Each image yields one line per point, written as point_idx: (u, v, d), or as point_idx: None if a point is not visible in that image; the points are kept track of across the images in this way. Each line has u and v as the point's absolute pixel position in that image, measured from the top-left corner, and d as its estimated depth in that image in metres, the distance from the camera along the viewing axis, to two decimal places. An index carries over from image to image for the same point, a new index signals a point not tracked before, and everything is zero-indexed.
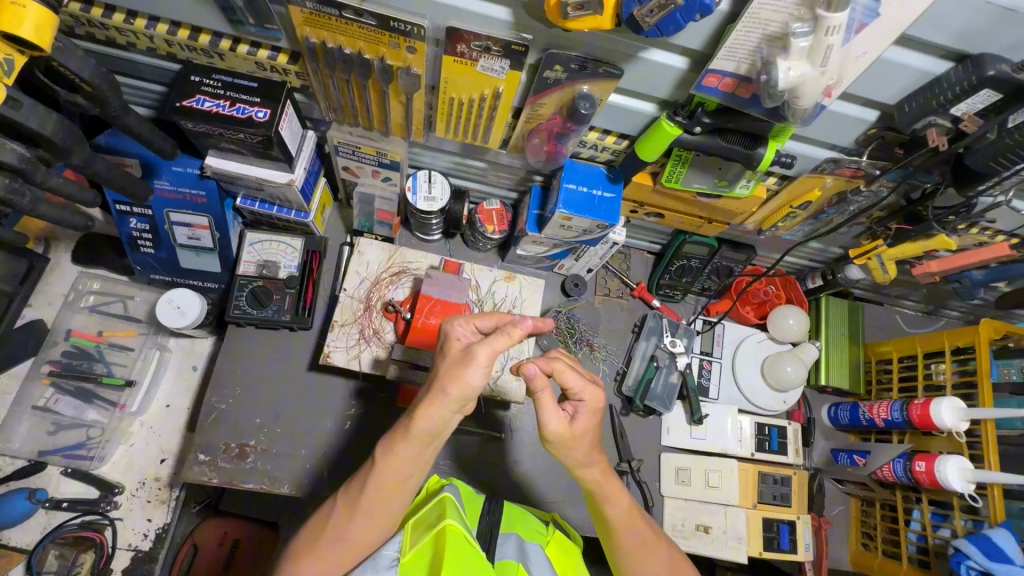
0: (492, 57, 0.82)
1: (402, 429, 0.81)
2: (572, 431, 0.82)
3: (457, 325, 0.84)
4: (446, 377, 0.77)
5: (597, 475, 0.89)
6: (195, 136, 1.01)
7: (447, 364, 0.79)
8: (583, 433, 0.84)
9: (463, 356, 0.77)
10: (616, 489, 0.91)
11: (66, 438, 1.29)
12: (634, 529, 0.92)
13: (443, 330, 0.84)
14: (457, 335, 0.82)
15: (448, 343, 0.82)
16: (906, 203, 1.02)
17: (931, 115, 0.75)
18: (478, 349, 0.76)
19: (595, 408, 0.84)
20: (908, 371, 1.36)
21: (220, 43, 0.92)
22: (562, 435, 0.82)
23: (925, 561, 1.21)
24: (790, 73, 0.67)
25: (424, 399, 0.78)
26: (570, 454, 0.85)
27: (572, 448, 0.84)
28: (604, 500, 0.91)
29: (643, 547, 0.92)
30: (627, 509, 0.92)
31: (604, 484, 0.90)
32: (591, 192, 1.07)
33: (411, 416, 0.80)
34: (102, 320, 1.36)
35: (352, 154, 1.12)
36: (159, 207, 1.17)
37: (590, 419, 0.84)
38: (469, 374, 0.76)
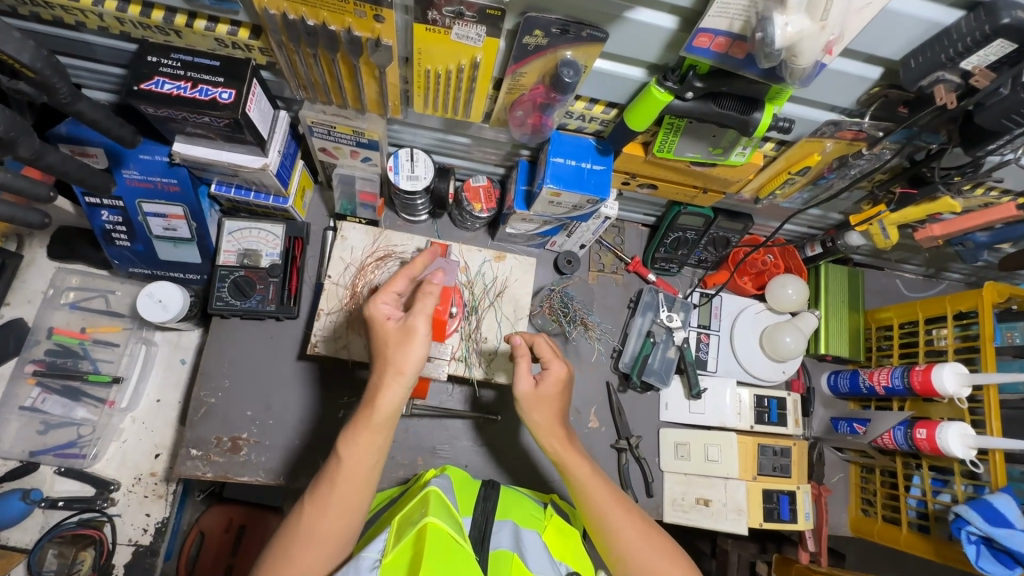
0: (467, 23, 0.76)
1: (360, 419, 0.84)
2: (539, 395, 0.95)
3: (380, 301, 0.88)
4: (394, 357, 0.83)
5: (558, 442, 0.96)
6: (158, 121, 0.95)
7: (389, 344, 0.84)
8: (547, 398, 0.95)
9: (401, 333, 0.83)
10: (575, 454, 0.95)
11: (57, 437, 1.27)
12: (602, 494, 0.93)
13: (368, 313, 0.86)
14: (383, 313, 0.86)
15: (377, 321, 0.86)
16: (910, 165, 0.97)
17: (939, 70, 0.70)
18: (415, 320, 0.83)
19: (560, 377, 0.96)
20: (908, 337, 1.34)
21: (175, 18, 0.86)
22: (527, 396, 0.94)
23: (924, 526, 1.21)
24: (787, 29, 0.62)
25: (381, 381, 0.83)
26: (535, 418, 0.95)
27: (538, 410, 0.95)
28: (566, 466, 0.95)
29: (609, 508, 0.92)
30: (587, 472, 0.94)
31: (564, 451, 0.95)
32: (580, 165, 1.03)
33: (371, 403, 0.83)
34: (84, 317, 1.32)
35: (327, 134, 1.06)
36: (129, 197, 1.11)
37: (554, 387, 0.96)
38: (414, 347, 0.82)
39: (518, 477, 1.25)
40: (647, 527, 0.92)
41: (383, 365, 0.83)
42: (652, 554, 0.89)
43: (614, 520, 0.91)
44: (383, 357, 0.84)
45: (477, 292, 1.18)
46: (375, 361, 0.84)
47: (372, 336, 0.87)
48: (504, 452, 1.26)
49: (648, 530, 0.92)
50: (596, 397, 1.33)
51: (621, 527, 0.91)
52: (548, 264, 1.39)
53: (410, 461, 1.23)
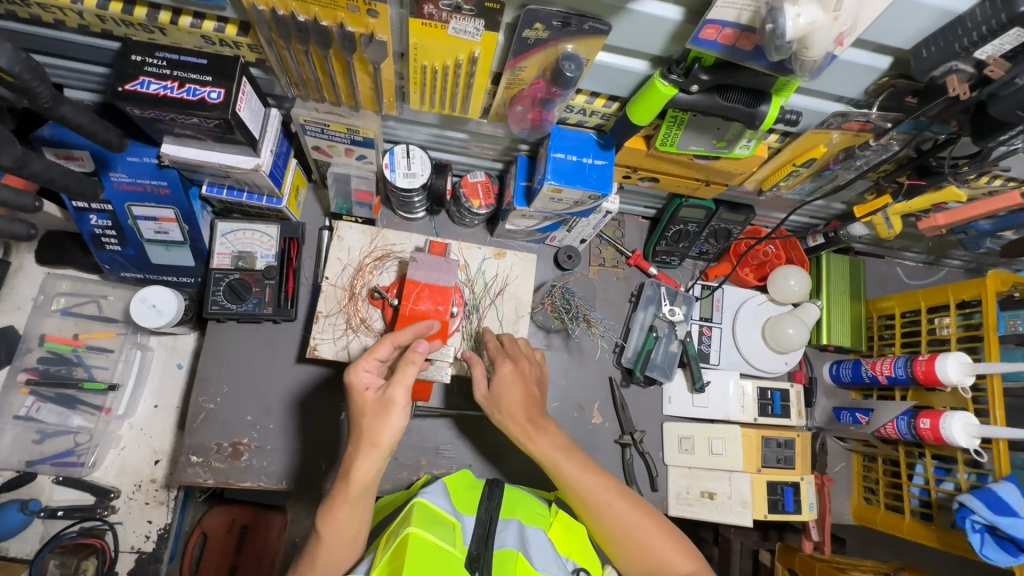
0: (464, 17, 0.74)
1: (339, 491, 0.84)
2: (494, 389, 0.95)
3: (362, 368, 0.86)
4: (370, 430, 0.82)
5: (529, 433, 0.93)
6: (145, 123, 0.92)
7: (367, 416, 0.83)
8: (505, 390, 0.94)
9: (380, 404, 0.82)
10: (548, 439, 0.94)
11: (54, 446, 1.24)
12: (585, 477, 0.92)
13: (348, 382, 0.85)
14: (362, 383, 0.85)
15: (355, 391, 0.85)
16: (916, 155, 0.96)
17: (952, 60, 0.68)
18: (394, 391, 0.83)
19: (510, 374, 0.95)
20: (910, 326, 1.33)
21: (159, 15, 0.82)
22: (484, 400, 0.96)
23: (927, 514, 1.21)
24: (799, 20, 0.60)
25: (356, 454, 0.82)
26: (504, 418, 0.94)
27: (503, 404, 0.94)
28: (540, 455, 0.93)
29: (594, 492, 0.92)
30: (563, 458, 0.93)
31: (536, 438, 0.93)
32: (581, 160, 1.00)
33: (347, 475, 0.83)
34: (77, 323, 1.29)
35: (321, 132, 1.03)
36: (118, 201, 1.08)
37: (506, 380, 0.95)
38: (392, 420, 0.82)
39: (522, 474, 1.25)
40: (634, 507, 0.92)
41: (359, 438, 0.82)
42: (642, 529, 0.91)
43: (601, 502, 0.91)
44: (359, 429, 0.83)
45: (478, 290, 1.16)
46: (353, 430, 0.84)
47: (350, 404, 0.86)
48: (508, 450, 1.26)
49: (638, 508, 0.93)
50: (598, 393, 1.32)
51: (613, 509, 0.91)
52: (548, 259, 1.37)
53: (413, 463, 1.21)
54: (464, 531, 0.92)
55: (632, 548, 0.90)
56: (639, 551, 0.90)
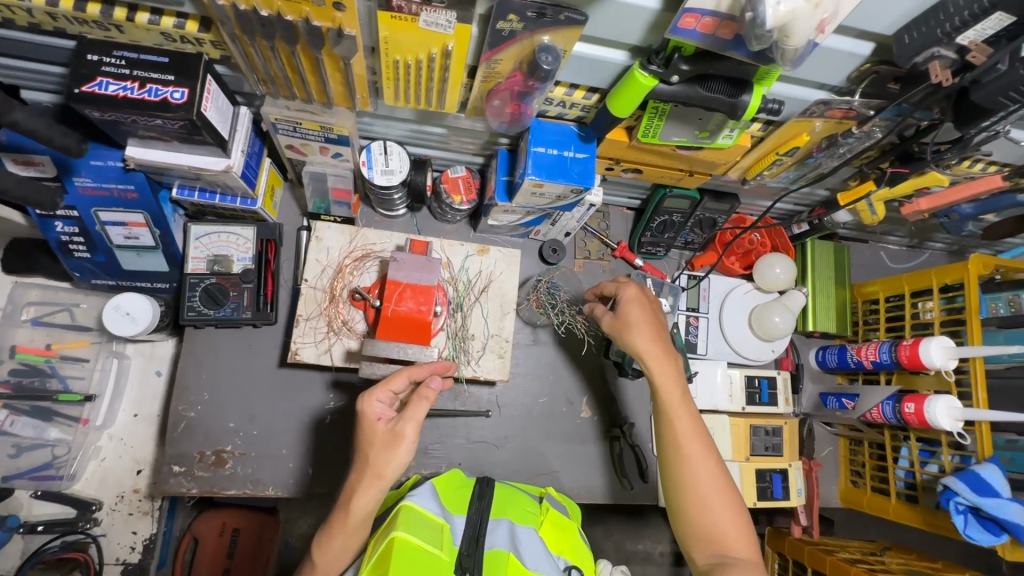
0: (436, 9, 0.71)
1: (337, 523, 0.83)
2: (623, 316, 0.97)
3: (375, 398, 0.84)
4: (375, 462, 0.81)
5: (659, 358, 0.93)
6: (105, 125, 0.88)
7: (375, 448, 0.81)
8: (633, 316, 0.96)
9: (389, 437, 0.81)
10: (673, 373, 0.92)
11: (30, 460, 1.20)
12: (683, 425, 0.90)
13: (360, 410, 0.83)
14: (374, 413, 0.83)
15: (367, 420, 0.83)
16: (898, 142, 0.95)
17: (934, 46, 0.66)
18: (404, 425, 0.81)
19: (632, 297, 0.98)
20: (895, 310, 1.34)
21: (113, 12, 0.78)
22: (611, 325, 0.99)
23: (912, 496, 1.23)
24: (780, 7, 0.58)
25: (358, 484, 0.82)
26: (633, 340, 0.95)
27: (630, 329, 0.95)
28: (659, 385, 0.91)
29: (687, 440, 0.89)
30: (679, 395, 0.91)
31: (661, 367, 0.92)
32: (562, 154, 0.98)
33: (346, 505, 0.83)
34: (50, 332, 1.24)
35: (293, 131, 1.00)
36: (84, 207, 1.04)
37: (633, 305, 0.97)
38: (399, 455, 0.81)
39: (512, 471, 1.24)
40: (716, 474, 0.88)
41: (364, 467, 0.81)
42: (712, 499, 0.86)
43: (690, 454, 0.88)
44: (365, 459, 0.81)
45: (461, 288, 1.14)
46: (359, 457, 0.83)
47: (359, 430, 0.84)
48: (497, 448, 1.25)
49: (720, 478, 0.88)
50: (587, 387, 1.32)
51: (696, 465, 0.87)
52: (533, 254, 1.35)
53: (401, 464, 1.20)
54: (453, 532, 0.91)
55: (696, 512, 0.86)
56: (701, 519, 0.86)
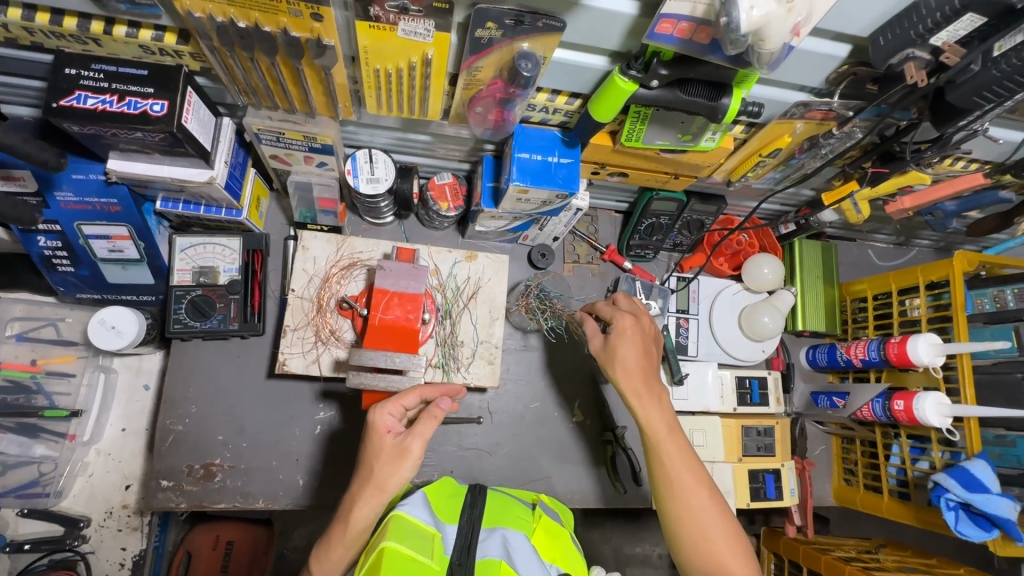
0: (414, 18, 0.71)
1: (338, 535, 0.83)
2: (611, 350, 0.96)
3: (386, 411, 0.85)
4: (380, 473, 0.81)
5: (643, 394, 0.92)
6: (85, 139, 0.87)
7: (380, 461, 0.82)
8: (623, 352, 0.95)
9: (396, 451, 0.81)
10: (657, 406, 0.92)
11: (13, 479, 1.18)
12: (672, 456, 0.89)
13: (371, 422, 0.84)
14: (384, 425, 0.84)
15: (377, 432, 0.83)
16: (880, 142, 0.95)
17: (909, 47, 0.67)
18: (412, 442, 0.82)
19: (625, 329, 0.97)
20: (883, 308, 1.35)
21: (90, 25, 0.78)
22: (600, 354, 0.98)
23: (904, 493, 1.23)
24: (753, 12, 0.58)
25: (360, 493, 0.82)
26: (619, 377, 0.94)
27: (616, 366, 0.95)
28: (643, 421, 0.91)
29: (678, 472, 0.88)
30: (664, 428, 0.91)
31: (646, 402, 0.92)
32: (546, 159, 0.99)
33: (346, 516, 0.83)
34: (35, 347, 1.23)
35: (277, 141, 0.99)
36: (66, 221, 1.03)
37: (623, 340, 0.96)
38: (403, 470, 0.81)
39: (505, 477, 1.24)
40: (709, 502, 0.87)
41: (368, 478, 0.82)
42: (708, 529, 0.85)
43: (681, 486, 0.88)
44: (370, 471, 0.82)
45: (450, 295, 1.14)
46: (363, 468, 0.83)
47: (366, 442, 0.85)
48: (490, 454, 1.25)
49: (715, 506, 0.87)
50: (579, 391, 1.32)
51: (688, 497, 0.87)
52: (521, 259, 1.35)
53: None
54: (445, 541, 0.90)
55: (694, 543, 0.86)
56: (699, 549, 0.85)
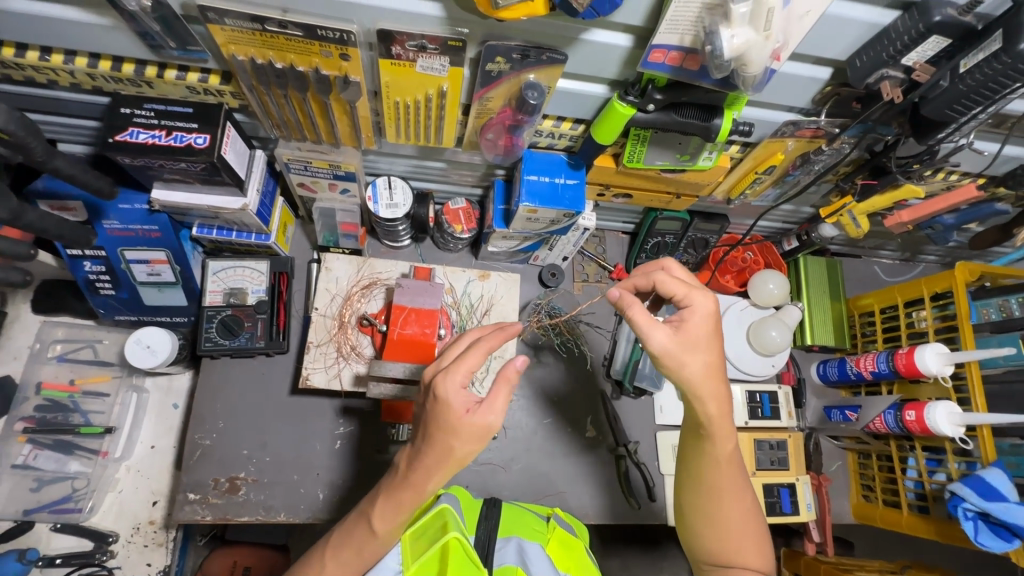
0: (431, 56, 0.79)
1: (407, 498, 0.78)
2: (683, 341, 0.78)
3: (459, 382, 0.74)
4: (461, 450, 0.74)
5: (717, 414, 0.82)
6: (134, 170, 0.96)
7: (461, 438, 0.73)
8: (699, 344, 0.79)
9: (478, 430, 0.73)
10: (728, 417, 0.83)
11: (50, 494, 1.25)
12: (727, 465, 0.86)
13: (443, 400, 0.73)
14: (460, 403, 0.73)
15: (453, 411, 0.73)
16: (870, 157, 1.00)
17: (883, 67, 0.73)
18: (495, 415, 0.74)
19: (706, 316, 0.79)
20: (890, 321, 1.37)
21: (146, 70, 0.88)
22: (669, 349, 0.78)
23: (924, 507, 1.22)
24: (734, 40, 0.65)
25: (434, 467, 0.76)
26: (682, 376, 0.79)
27: (688, 364, 0.78)
28: (713, 432, 0.83)
29: (727, 480, 0.86)
30: (727, 457, 0.86)
31: (718, 432, 0.84)
32: (554, 181, 1.05)
33: (416, 484, 0.77)
34: (73, 368, 1.31)
35: (305, 169, 1.08)
36: (111, 246, 1.12)
37: (701, 327, 0.79)
38: (485, 444, 0.75)
39: (519, 493, 1.26)
40: (750, 521, 0.87)
41: (444, 455, 0.75)
42: (746, 545, 0.86)
43: (728, 506, 0.86)
44: (448, 451, 0.74)
45: (464, 312, 1.19)
46: (432, 441, 0.75)
47: (434, 414, 0.74)
48: (505, 469, 1.27)
49: (752, 512, 0.88)
50: (591, 407, 1.34)
51: (728, 504, 0.86)
52: (532, 279, 1.40)
53: None
54: None
55: (717, 542, 0.87)
56: (723, 553, 0.87)
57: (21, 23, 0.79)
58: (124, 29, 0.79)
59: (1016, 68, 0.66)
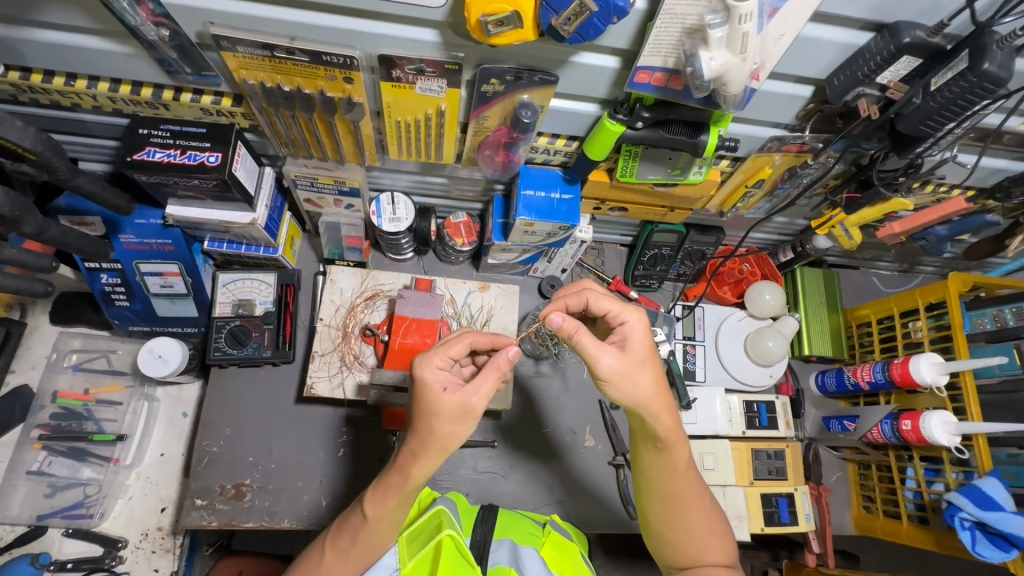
0: (429, 78, 0.84)
1: (394, 487, 0.81)
2: (628, 362, 0.80)
3: (436, 365, 0.78)
4: (442, 433, 0.77)
5: (671, 426, 0.84)
6: (150, 187, 1.02)
7: (442, 419, 0.76)
8: (642, 361, 0.81)
9: (457, 410, 0.76)
10: (677, 427, 0.85)
11: (64, 499, 1.30)
12: (685, 473, 0.88)
13: (422, 379, 0.76)
14: (438, 382, 0.76)
15: (431, 390, 0.76)
16: (856, 170, 1.03)
17: (859, 86, 0.77)
18: (473, 397, 0.76)
19: (642, 330, 0.82)
20: (887, 332, 1.38)
21: (163, 94, 0.94)
22: (617, 371, 0.79)
23: (924, 517, 1.22)
24: (712, 63, 0.69)
25: (419, 452, 0.78)
26: (631, 394, 0.80)
27: (636, 384, 0.80)
28: (670, 444, 0.85)
29: (687, 487, 0.88)
30: (684, 464, 0.87)
31: (673, 442, 0.85)
32: (550, 195, 1.09)
33: (404, 471, 0.80)
34: (88, 377, 1.37)
35: (311, 185, 1.13)
36: (127, 260, 1.17)
37: (639, 343, 0.81)
38: (466, 427, 0.77)
39: (519, 501, 1.27)
40: (713, 523, 0.90)
41: (427, 437, 0.77)
42: (710, 544, 0.89)
43: (690, 513, 0.89)
44: (429, 431, 0.76)
45: (465, 322, 1.23)
46: (415, 425, 0.77)
47: (417, 398, 0.77)
48: (504, 477, 1.29)
49: (714, 512, 0.91)
50: (589, 416, 1.36)
51: (690, 509, 0.89)
52: (532, 290, 1.43)
53: None
54: None
55: (682, 546, 0.90)
56: (687, 555, 0.90)
57: (50, 51, 0.85)
58: (144, 56, 0.85)
59: (982, 86, 0.70)
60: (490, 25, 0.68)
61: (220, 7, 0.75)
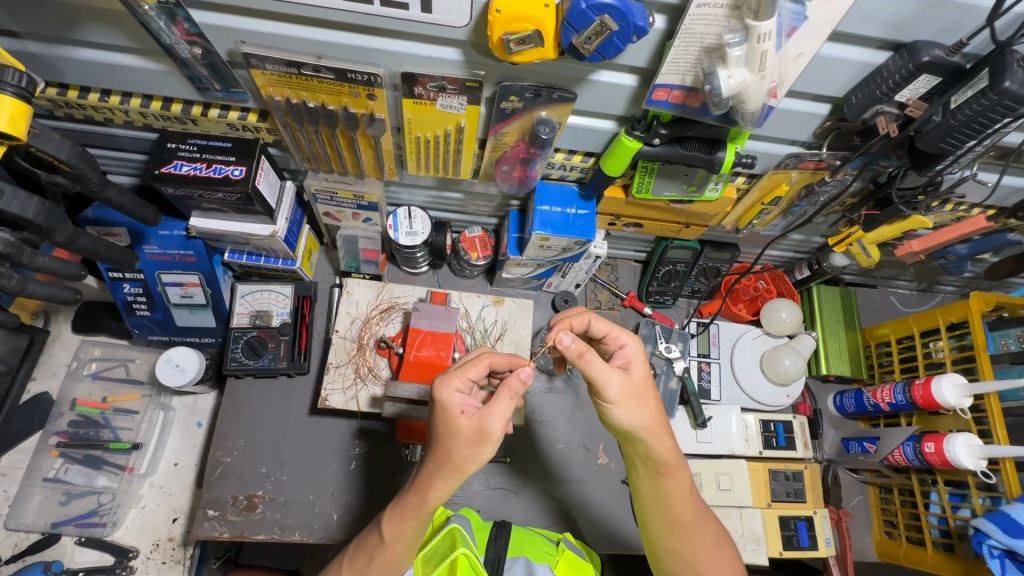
0: (449, 95, 0.85)
1: (411, 507, 0.80)
2: (633, 382, 0.80)
3: (454, 388, 0.77)
4: (460, 456, 0.76)
5: (670, 450, 0.83)
6: (175, 200, 1.04)
7: (459, 443, 0.75)
8: (644, 384, 0.81)
9: (475, 434, 0.75)
10: (675, 452, 0.84)
11: (79, 506, 1.31)
12: (687, 499, 0.86)
13: (440, 400, 0.76)
14: (456, 405, 0.76)
15: (449, 413, 0.75)
16: (874, 188, 1.03)
17: (878, 103, 0.77)
18: (492, 422, 0.75)
19: (642, 353, 0.83)
20: (907, 351, 1.35)
21: (192, 109, 0.97)
22: (623, 393, 0.78)
23: (949, 545, 1.18)
24: (731, 80, 0.70)
25: (436, 473, 0.77)
26: (635, 418, 0.79)
27: (641, 406, 0.80)
28: (668, 469, 0.84)
29: (692, 514, 0.87)
30: (685, 489, 0.86)
31: (673, 467, 0.84)
32: (566, 211, 1.10)
33: (421, 490, 0.79)
34: (106, 386, 1.39)
35: (331, 200, 1.15)
36: (150, 270, 1.20)
37: (639, 367, 0.82)
38: (484, 453, 0.76)
39: (531, 517, 1.26)
40: (721, 551, 0.88)
41: (445, 461, 0.76)
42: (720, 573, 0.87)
43: (697, 542, 0.87)
44: (447, 454, 0.76)
45: (478, 336, 1.23)
46: (435, 448, 0.77)
47: (436, 422, 0.77)
48: (516, 493, 1.28)
49: (720, 536, 0.89)
50: (602, 434, 1.34)
51: (694, 538, 0.87)
52: (545, 305, 1.43)
53: None
54: None
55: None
56: None
57: (87, 69, 0.88)
58: (176, 74, 0.88)
59: (1004, 105, 0.70)
60: (513, 43, 0.69)
61: (250, 26, 0.78)
